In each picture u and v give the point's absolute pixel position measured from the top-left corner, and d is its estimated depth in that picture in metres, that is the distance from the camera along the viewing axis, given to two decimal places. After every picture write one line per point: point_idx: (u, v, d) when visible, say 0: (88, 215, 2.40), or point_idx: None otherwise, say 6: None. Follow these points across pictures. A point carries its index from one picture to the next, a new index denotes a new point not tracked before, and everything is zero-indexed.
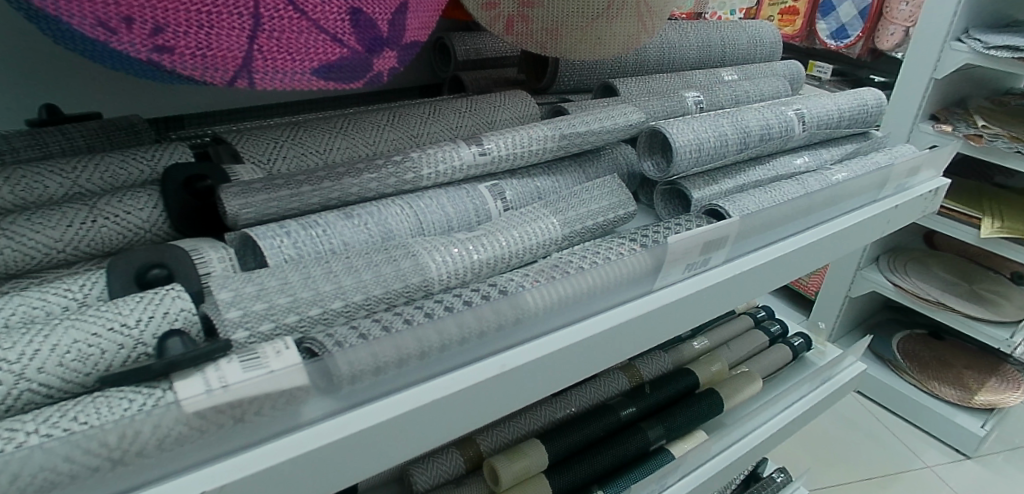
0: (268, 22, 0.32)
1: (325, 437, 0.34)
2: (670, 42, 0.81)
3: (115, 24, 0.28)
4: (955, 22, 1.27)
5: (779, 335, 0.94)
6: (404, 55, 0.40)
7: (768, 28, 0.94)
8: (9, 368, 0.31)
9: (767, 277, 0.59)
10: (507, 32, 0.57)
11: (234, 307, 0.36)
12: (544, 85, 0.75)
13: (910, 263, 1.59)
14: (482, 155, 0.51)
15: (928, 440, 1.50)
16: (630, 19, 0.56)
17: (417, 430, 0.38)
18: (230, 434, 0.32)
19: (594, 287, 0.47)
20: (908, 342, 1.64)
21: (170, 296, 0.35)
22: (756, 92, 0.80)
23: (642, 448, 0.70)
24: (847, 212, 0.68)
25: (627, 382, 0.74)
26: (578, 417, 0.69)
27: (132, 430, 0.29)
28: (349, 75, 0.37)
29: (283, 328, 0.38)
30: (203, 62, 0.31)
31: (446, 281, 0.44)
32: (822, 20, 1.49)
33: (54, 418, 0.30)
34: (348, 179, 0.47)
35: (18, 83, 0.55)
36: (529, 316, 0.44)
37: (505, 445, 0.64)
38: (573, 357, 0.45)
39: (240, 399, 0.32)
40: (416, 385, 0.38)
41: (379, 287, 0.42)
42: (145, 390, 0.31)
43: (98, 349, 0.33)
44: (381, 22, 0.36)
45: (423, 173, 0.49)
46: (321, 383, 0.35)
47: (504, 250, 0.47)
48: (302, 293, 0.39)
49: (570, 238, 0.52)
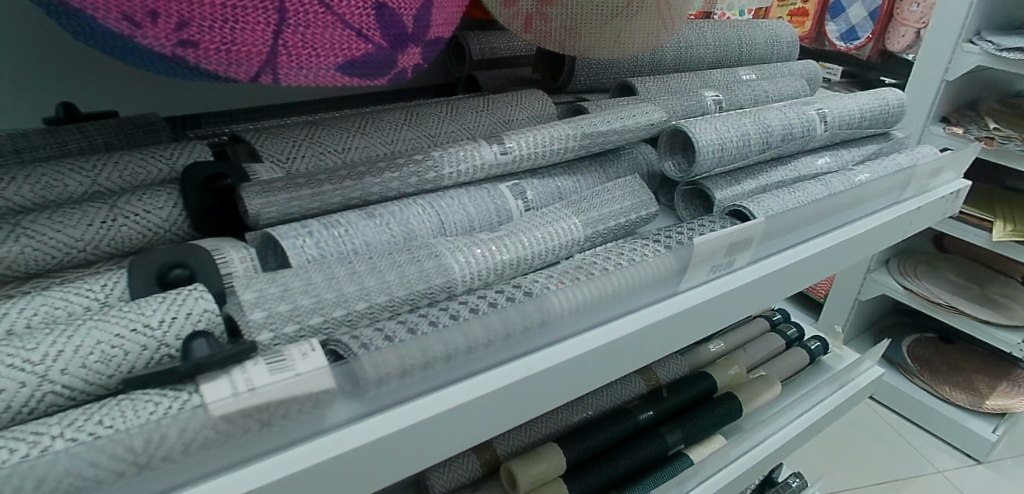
0: (293, 17, 0.31)
1: (350, 443, 0.33)
2: (688, 41, 0.80)
3: (140, 18, 0.27)
4: (967, 24, 1.26)
5: (795, 338, 0.93)
6: (428, 52, 0.39)
7: (785, 28, 0.93)
8: (32, 370, 0.30)
9: (790, 280, 0.58)
10: (525, 30, 0.56)
11: (258, 308, 0.36)
12: (560, 84, 0.74)
13: (923, 266, 1.58)
14: (504, 155, 0.50)
15: (940, 445, 1.49)
16: (651, 17, 0.55)
17: (443, 435, 0.37)
18: (255, 439, 0.32)
19: (619, 290, 0.46)
20: (918, 345, 1.63)
21: (193, 296, 0.35)
22: (775, 92, 0.79)
23: (660, 453, 0.69)
24: (868, 214, 0.67)
25: (644, 386, 0.73)
26: (596, 420, 0.68)
27: (158, 434, 0.29)
28: (373, 72, 0.36)
29: (307, 330, 0.37)
30: (227, 57, 0.31)
31: (470, 282, 0.44)
32: (832, 21, 1.49)
33: (78, 421, 0.29)
34: (369, 179, 0.46)
35: (36, 81, 0.54)
36: (554, 318, 0.43)
37: (523, 449, 0.63)
38: (598, 361, 0.44)
39: (267, 403, 0.31)
40: (442, 389, 0.38)
41: (403, 288, 0.41)
42: (171, 393, 0.30)
43: (121, 351, 0.32)
44: (406, 17, 0.35)
45: (444, 172, 0.48)
46: (347, 387, 0.34)
47: (527, 251, 0.46)
48: (326, 294, 0.38)
49: (592, 239, 0.51)
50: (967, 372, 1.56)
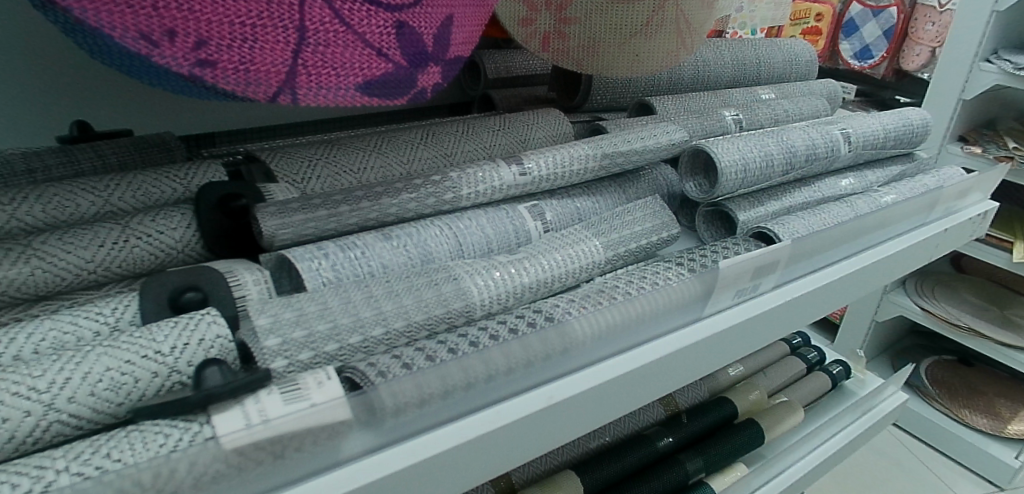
0: (313, 36, 0.30)
1: (366, 476, 0.32)
2: (705, 60, 0.79)
3: (158, 37, 0.26)
4: (983, 43, 1.25)
5: (816, 362, 0.90)
6: (448, 71, 0.38)
7: (803, 47, 0.92)
8: (38, 398, 0.29)
9: (816, 305, 0.56)
10: (542, 49, 0.55)
11: (273, 334, 0.34)
12: (576, 103, 0.72)
13: (942, 287, 1.55)
14: (523, 176, 0.49)
15: (961, 471, 1.45)
16: (670, 35, 0.54)
17: (462, 468, 0.35)
18: (269, 473, 0.30)
19: (642, 315, 0.45)
20: (938, 368, 1.59)
21: (206, 320, 0.34)
22: (795, 111, 0.78)
23: (681, 482, 0.67)
24: (895, 237, 0.65)
25: (662, 411, 0.71)
26: (613, 446, 0.66)
27: (167, 468, 0.27)
28: (391, 92, 0.35)
29: (323, 357, 0.36)
30: (245, 77, 0.30)
31: (488, 307, 0.42)
32: (846, 39, 1.38)
33: (85, 454, 0.28)
34: (387, 199, 0.45)
35: (51, 100, 0.54)
36: (576, 345, 0.41)
37: (538, 476, 0.61)
38: (621, 389, 0.43)
39: (282, 435, 0.30)
40: (461, 418, 0.36)
41: (421, 313, 0.39)
42: (181, 424, 0.29)
43: (130, 378, 0.31)
44: (426, 36, 0.34)
45: (462, 192, 0.47)
46: (364, 417, 0.32)
47: (547, 274, 0.45)
48: (342, 319, 0.37)
49: (613, 262, 0.50)
50: (987, 396, 1.52)
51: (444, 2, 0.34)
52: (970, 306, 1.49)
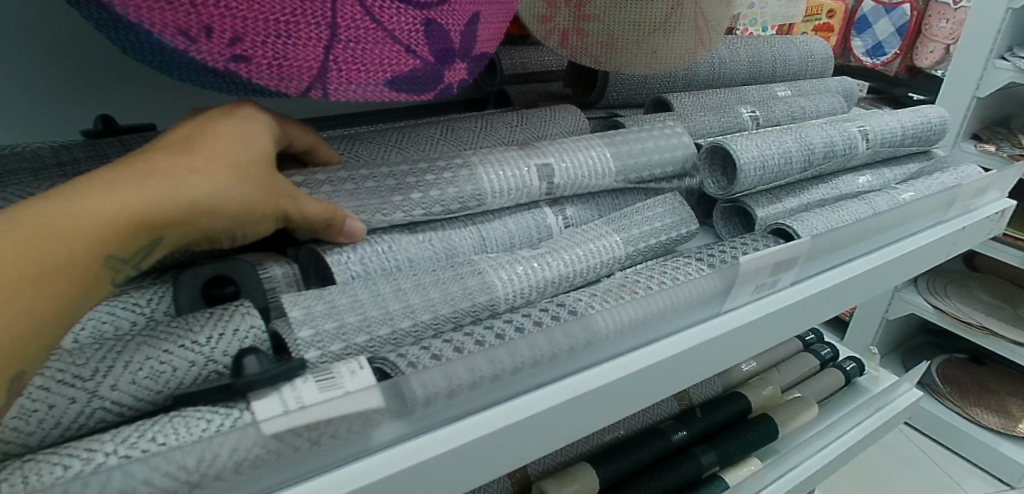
0: (344, 33, 0.31)
1: (397, 464, 0.32)
2: (721, 57, 0.79)
3: (196, 33, 0.27)
4: (998, 40, 1.23)
5: (829, 358, 0.90)
6: (473, 68, 0.38)
7: (818, 44, 0.92)
8: (83, 386, 0.30)
9: (833, 303, 0.57)
10: (561, 47, 0.56)
11: (306, 325, 0.35)
12: (592, 99, 0.73)
13: (954, 285, 1.54)
14: (545, 184, 0.49)
15: (972, 469, 1.45)
16: (689, 33, 0.55)
17: (490, 456, 0.36)
18: (303, 459, 0.31)
19: (664, 310, 0.45)
20: (948, 367, 1.59)
21: (240, 311, 0.34)
22: (811, 108, 0.78)
23: (695, 475, 0.67)
24: (913, 234, 0.66)
25: (676, 405, 0.72)
26: (628, 439, 0.67)
27: (211, 452, 0.28)
28: (420, 88, 0.35)
29: (353, 348, 0.36)
30: (278, 73, 0.30)
31: (512, 301, 0.43)
32: (859, 36, 1.42)
33: (131, 438, 0.29)
34: (411, 195, 0.44)
35: (76, 94, 0.55)
36: (599, 338, 0.42)
37: (554, 467, 0.61)
38: (640, 382, 0.43)
39: (319, 422, 0.30)
40: (488, 408, 0.37)
41: (447, 306, 0.40)
42: (222, 411, 0.30)
43: (168, 367, 0.32)
44: (453, 33, 0.35)
45: (486, 200, 0.46)
46: (396, 408, 0.33)
47: (570, 269, 0.46)
48: (372, 311, 0.38)
49: (633, 257, 0.51)
50: (999, 395, 1.51)
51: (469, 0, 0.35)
52: (984, 305, 1.48)
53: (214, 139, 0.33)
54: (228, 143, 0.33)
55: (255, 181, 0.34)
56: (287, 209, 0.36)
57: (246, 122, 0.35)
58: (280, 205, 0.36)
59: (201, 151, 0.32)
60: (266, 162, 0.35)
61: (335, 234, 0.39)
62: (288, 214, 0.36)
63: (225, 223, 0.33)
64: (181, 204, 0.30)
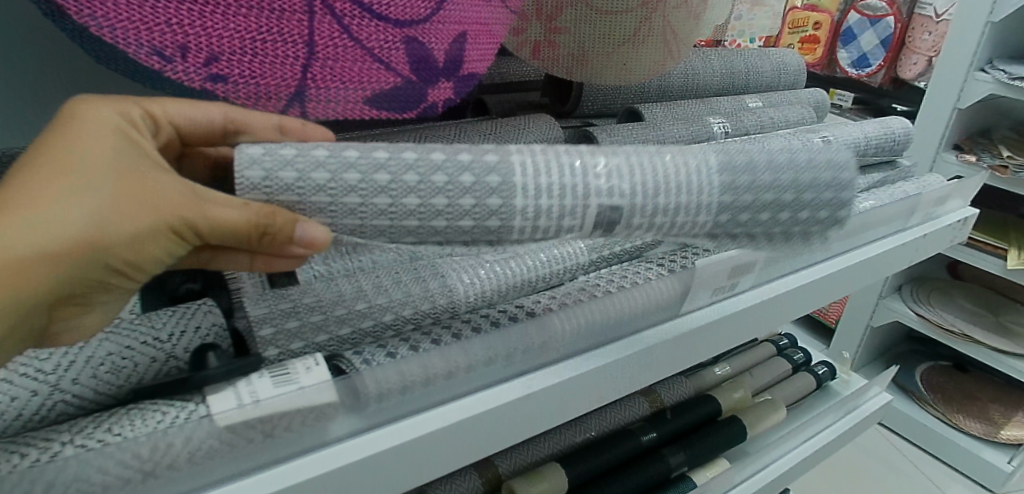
0: (322, 52, 0.32)
1: (350, 455, 0.33)
2: (695, 69, 0.82)
3: (172, 52, 0.29)
4: (979, 53, 1.23)
5: (802, 363, 0.92)
6: (461, 87, 0.40)
7: (791, 57, 0.94)
8: (45, 379, 0.32)
9: (794, 307, 0.58)
10: (534, 58, 0.58)
11: (266, 324, 0.37)
12: (568, 109, 0.75)
13: (937, 294, 1.56)
14: (611, 208, 0.36)
15: (953, 474, 1.46)
16: (658, 46, 0.57)
17: (445, 450, 0.37)
18: (258, 451, 0.32)
19: (622, 312, 0.47)
20: (930, 374, 1.61)
21: (202, 310, 0.37)
22: (781, 119, 0.80)
23: (663, 475, 0.68)
24: (874, 241, 0.67)
25: (647, 407, 0.73)
26: (598, 441, 0.68)
27: (164, 442, 0.30)
28: (400, 106, 0.37)
29: (312, 347, 0.38)
30: (254, 90, 0.32)
31: (473, 303, 0.45)
32: (844, 48, 1.46)
33: (88, 429, 0.30)
34: (406, 198, 0.32)
35: None
36: (556, 339, 0.43)
37: (524, 468, 0.63)
38: (597, 381, 0.44)
39: (271, 415, 0.32)
40: (443, 404, 0.38)
41: (408, 307, 0.42)
42: (178, 404, 0.32)
43: (130, 362, 0.34)
44: (438, 51, 0.36)
45: (517, 221, 0.34)
46: (349, 401, 0.35)
47: (530, 274, 0.47)
48: (332, 311, 0.39)
49: (597, 263, 0.52)
50: (981, 401, 1.53)
51: (443, 21, 0.35)
52: (962, 312, 1.51)
53: (52, 170, 0.27)
54: (68, 174, 0.27)
55: (118, 208, 0.27)
56: (187, 229, 0.29)
57: (91, 135, 0.28)
58: (169, 226, 0.28)
59: (32, 198, 0.26)
60: (127, 178, 0.28)
61: (283, 242, 0.30)
62: (191, 233, 0.29)
63: (83, 262, 0.27)
64: (54, 244, 0.26)
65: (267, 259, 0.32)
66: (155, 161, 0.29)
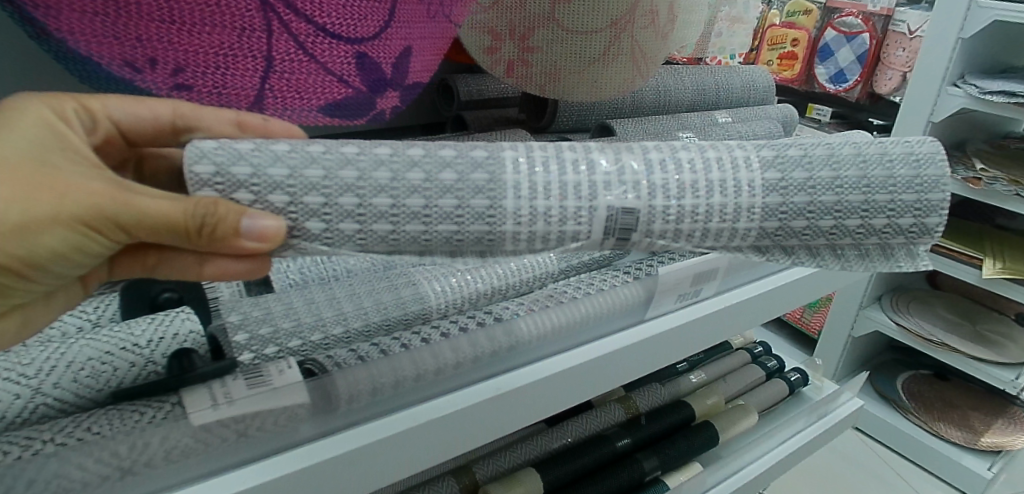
0: (280, 65, 0.32)
1: (324, 452, 0.35)
2: (666, 85, 0.85)
3: (141, 65, 0.30)
4: (951, 68, 1.28)
5: (776, 369, 0.94)
6: (405, 95, 0.41)
7: (761, 74, 0.98)
8: (27, 383, 0.33)
9: (758, 311, 0.60)
10: (507, 75, 0.59)
11: (241, 330, 0.39)
12: (544, 124, 0.77)
13: (917, 304, 1.59)
14: (623, 210, 0.35)
15: (933, 480, 1.49)
16: (625, 63, 0.59)
17: (418, 449, 0.38)
18: (231, 450, 0.34)
19: (587, 317, 0.49)
20: (909, 382, 1.64)
21: (180, 317, 0.39)
22: (750, 133, 0.83)
23: (637, 479, 0.70)
24: None
25: (623, 414, 0.75)
26: (573, 447, 0.70)
27: (142, 441, 0.32)
28: (352, 112, 0.37)
29: (286, 352, 0.40)
30: (218, 98, 0.33)
31: (443, 309, 0.47)
32: (821, 64, 1.44)
33: (68, 429, 0.32)
34: (375, 198, 0.32)
35: None
36: (523, 343, 0.46)
37: (501, 474, 0.65)
38: (567, 384, 0.45)
39: (245, 414, 0.34)
40: (416, 404, 0.39)
41: (379, 314, 0.44)
42: (155, 404, 0.34)
43: (109, 366, 0.36)
44: (386, 65, 0.36)
45: (509, 227, 0.34)
46: (319, 403, 0.37)
47: (502, 281, 0.49)
48: (305, 318, 0.41)
49: (566, 271, 0.54)
50: (961, 409, 1.56)
51: (402, 35, 0.36)
52: (941, 321, 1.54)
53: None
54: None
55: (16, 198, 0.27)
56: (101, 221, 0.28)
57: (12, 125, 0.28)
58: (79, 217, 0.28)
59: None
60: (43, 169, 0.28)
61: (230, 236, 0.29)
62: (108, 226, 0.28)
63: None
64: None
65: (215, 264, 0.32)
66: (84, 157, 0.29)
